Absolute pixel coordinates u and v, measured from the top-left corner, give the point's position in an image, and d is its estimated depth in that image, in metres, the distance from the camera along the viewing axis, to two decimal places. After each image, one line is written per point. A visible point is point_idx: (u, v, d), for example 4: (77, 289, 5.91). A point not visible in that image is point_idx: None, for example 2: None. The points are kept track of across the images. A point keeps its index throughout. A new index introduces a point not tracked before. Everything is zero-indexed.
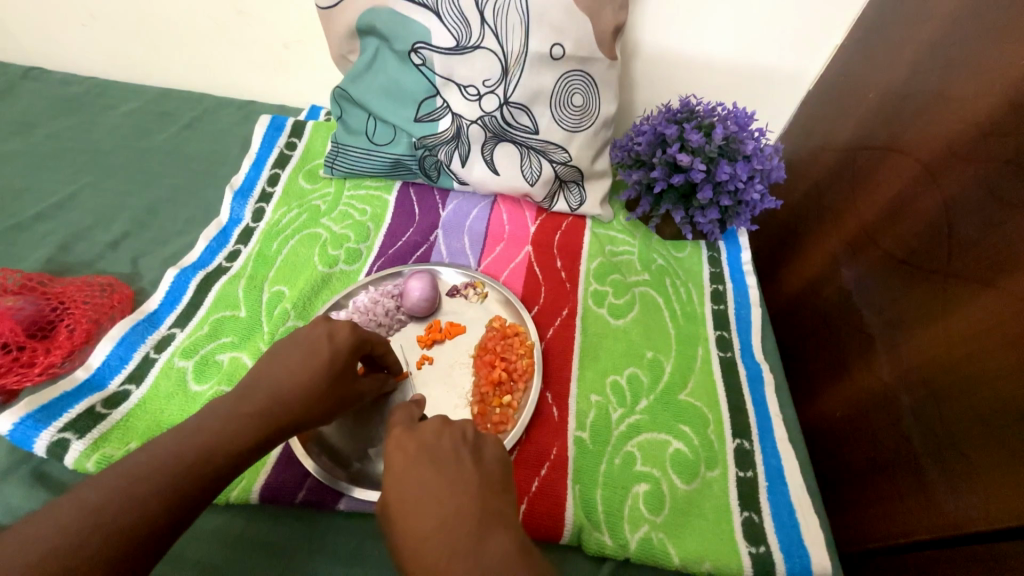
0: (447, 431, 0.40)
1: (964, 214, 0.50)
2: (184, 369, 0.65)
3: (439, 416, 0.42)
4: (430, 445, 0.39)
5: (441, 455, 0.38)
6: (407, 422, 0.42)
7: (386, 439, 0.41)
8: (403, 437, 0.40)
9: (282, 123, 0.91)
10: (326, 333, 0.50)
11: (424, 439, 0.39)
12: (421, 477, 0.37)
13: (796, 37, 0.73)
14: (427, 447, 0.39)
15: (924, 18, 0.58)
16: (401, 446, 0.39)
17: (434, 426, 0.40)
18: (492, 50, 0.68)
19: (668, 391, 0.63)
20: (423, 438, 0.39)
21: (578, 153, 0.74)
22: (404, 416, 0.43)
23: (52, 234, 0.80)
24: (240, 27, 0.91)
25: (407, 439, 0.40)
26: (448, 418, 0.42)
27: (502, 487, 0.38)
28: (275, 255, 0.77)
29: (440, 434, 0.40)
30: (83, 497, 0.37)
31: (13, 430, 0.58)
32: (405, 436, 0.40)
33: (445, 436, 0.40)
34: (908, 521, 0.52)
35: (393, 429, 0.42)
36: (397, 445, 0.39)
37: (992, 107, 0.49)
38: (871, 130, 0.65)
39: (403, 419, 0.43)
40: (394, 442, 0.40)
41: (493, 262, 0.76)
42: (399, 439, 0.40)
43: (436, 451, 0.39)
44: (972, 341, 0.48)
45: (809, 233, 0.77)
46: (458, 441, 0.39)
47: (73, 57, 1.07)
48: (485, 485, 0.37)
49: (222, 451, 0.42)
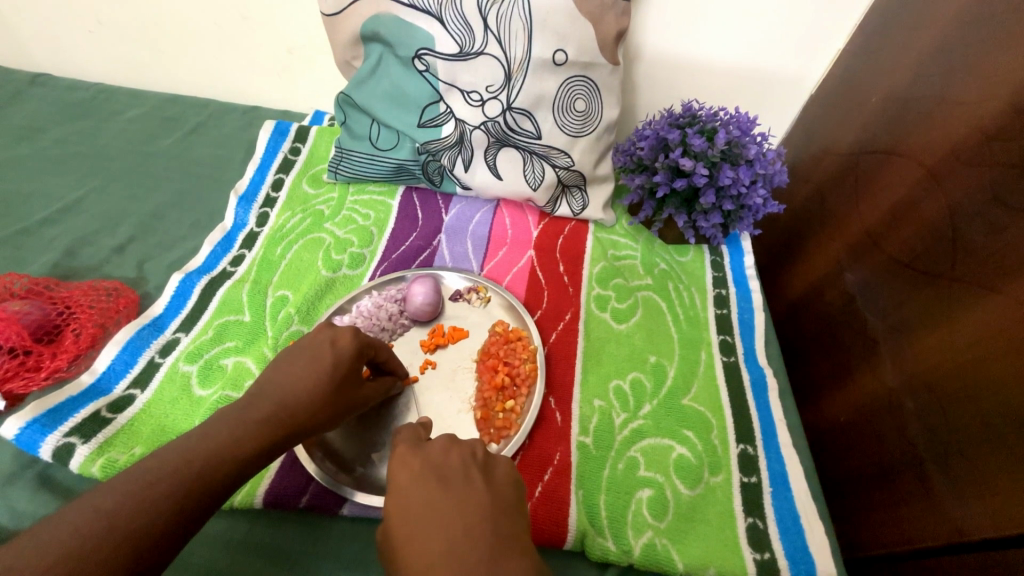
0: (455, 450, 0.40)
1: (967, 219, 0.50)
2: (189, 373, 0.66)
3: (445, 435, 0.43)
4: (437, 463, 0.39)
5: (449, 474, 0.38)
6: (412, 439, 0.42)
7: (389, 457, 0.41)
8: (408, 454, 0.40)
9: (286, 128, 0.92)
10: (328, 340, 0.50)
11: (431, 457, 0.40)
12: (429, 496, 0.36)
13: (799, 42, 0.73)
14: (435, 465, 0.39)
15: (927, 23, 0.58)
16: (407, 464, 0.39)
17: (441, 444, 0.41)
18: (495, 56, 0.68)
19: (672, 395, 0.63)
20: (431, 456, 0.40)
21: (581, 158, 0.74)
22: (409, 434, 0.43)
23: (59, 238, 0.81)
24: (245, 33, 0.92)
25: (412, 456, 0.40)
26: (456, 437, 0.42)
27: (512, 506, 0.37)
28: (279, 259, 0.78)
29: (448, 453, 0.40)
30: (93, 504, 0.37)
31: (18, 434, 0.58)
32: (411, 453, 0.40)
33: (453, 455, 0.40)
34: (913, 527, 0.52)
35: (398, 446, 0.42)
36: (403, 463, 0.39)
37: (995, 111, 0.49)
38: (874, 134, 0.65)
39: (408, 437, 0.43)
40: (398, 459, 0.40)
41: (495, 267, 0.76)
42: (405, 455, 0.40)
43: (444, 469, 0.39)
44: (978, 347, 0.47)
45: (812, 237, 0.77)
46: (467, 459, 0.40)
47: (79, 63, 1.08)
48: (495, 504, 0.37)
49: (229, 457, 0.42)
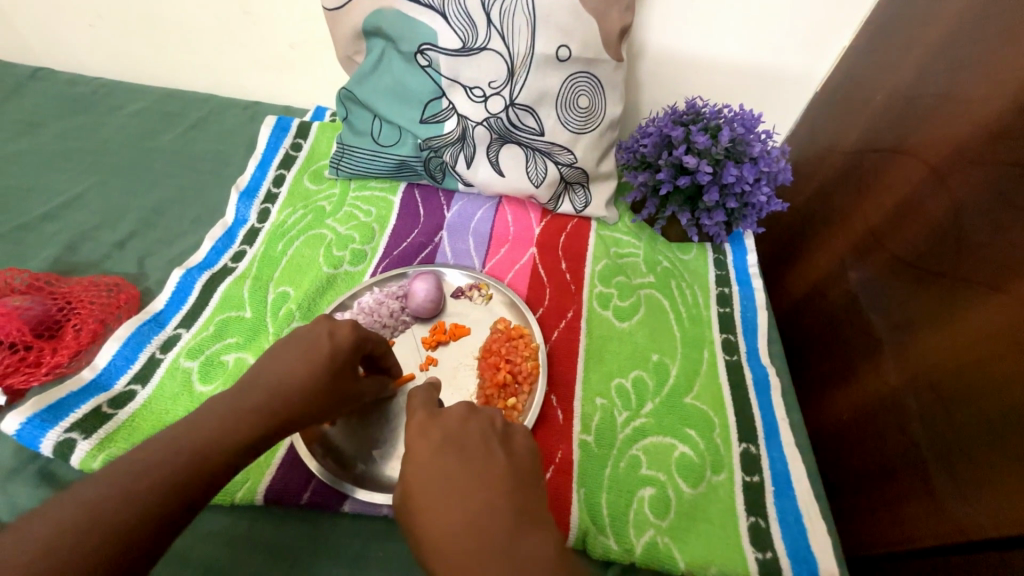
0: (474, 419, 0.40)
1: (973, 217, 0.50)
2: (190, 370, 0.65)
3: (463, 402, 0.42)
4: (456, 433, 0.38)
5: (468, 444, 0.38)
6: (428, 406, 0.41)
7: (406, 425, 0.40)
8: (427, 423, 0.39)
9: (287, 124, 0.91)
10: (327, 331, 0.50)
11: (449, 426, 0.39)
12: (450, 466, 0.36)
13: (803, 39, 0.73)
14: (454, 434, 0.38)
15: (933, 19, 0.58)
16: (427, 432, 0.38)
17: (460, 413, 0.40)
18: (498, 52, 0.68)
19: (675, 394, 0.63)
20: (450, 425, 0.39)
21: (583, 155, 0.74)
22: (424, 399, 0.42)
23: (60, 234, 0.80)
24: (246, 28, 0.91)
25: (431, 425, 0.39)
26: (474, 406, 0.41)
27: (532, 479, 0.37)
28: (280, 255, 0.77)
29: (467, 422, 0.39)
30: (81, 498, 0.36)
31: (20, 429, 0.58)
32: (430, 422, 0.39)
33: (471, 425, 0.39)
34: (916, 527, 0.51)
35: (414, 413, 0.41)
36: (421, 431, 0.39)
37: (1002, 109, 0.48)
38: (879, 132, 0.65)
39: (424, 402, 0.42)
40: (416, 427, 0.39)
41: (497, 264, 0.76)
42: (424, 425, 0.39)
43: (463, 438, 0.38)
44: (983, 346, 0.47)
45: (816, 236, 0.76)
46: (486, 430, 0.39)
47: (80, 57, 1.07)
48: (516, 476, 0.37)
49: (220, 448, 0.42)
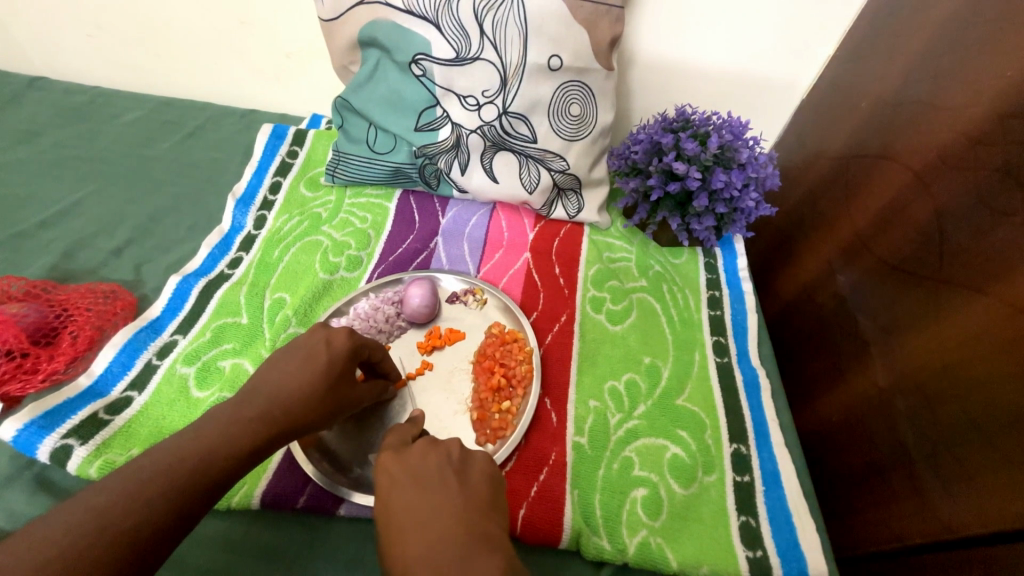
0: (433, 453, 0.40)
1: (954, 222, 0.51)
2: (186, 376, 0.66)
3: (427, 438, 0.43)
4: (414, 468, 0.39)
5: (425, 477, 0.38)
6: (396, 446, 0.42)
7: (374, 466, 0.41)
8: (389, 460, 0.40)
9: (283, 131, 0.93)
10: (323, 339, 0.51)
11: (409, 462, 0.39)
12: (405, 501, 0.36)
13: (789, 48, 0.75)
14: (413, 470, 0.39)
15: (914, 29, 0.60)
16: (389, 471, 0.39)
17: (420, 448, 0.41)
18: (491, 62, 0.69)
19: (667, 395, 0.64)
20: (409, 462, 0.39)
21: (575, 162, 0.75)
22: (395, 441, 0.43)
23: (56, 241, 0.81)
24: (243, 37, 0.92)
25: (393, 462, 0.40)
26: (435, 441, 0.42)
27: (489, 508, 0.37)
28: (276, 262, 0.78)
29: (426, 457, 0.40)
30: (85, 502, 0.37)
31: (16, 436, 0.58)
32: (392, 459, 0.40)
33: (430, 458, 0.40)
34: (904, 524, 0.52)
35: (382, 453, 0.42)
36: (385, 470, 0.40)
37: (982, 116, 0.50)
38: (864, 139, 0.66)
39: (393, 442, 0.43)
40: (381, 466, 0.40)
41: (492, 269, 0.77)
42: (386, 463, 0.40)
43: (421, 473, 0.39)
44: (965, 347, 0.48)
45: (803, 240, 0.78)
46: (442, 462, 0.39)
47: (79, 67, 1.08)
48: (470, 504, 0.36)
49: (224, 454, 0.43)
